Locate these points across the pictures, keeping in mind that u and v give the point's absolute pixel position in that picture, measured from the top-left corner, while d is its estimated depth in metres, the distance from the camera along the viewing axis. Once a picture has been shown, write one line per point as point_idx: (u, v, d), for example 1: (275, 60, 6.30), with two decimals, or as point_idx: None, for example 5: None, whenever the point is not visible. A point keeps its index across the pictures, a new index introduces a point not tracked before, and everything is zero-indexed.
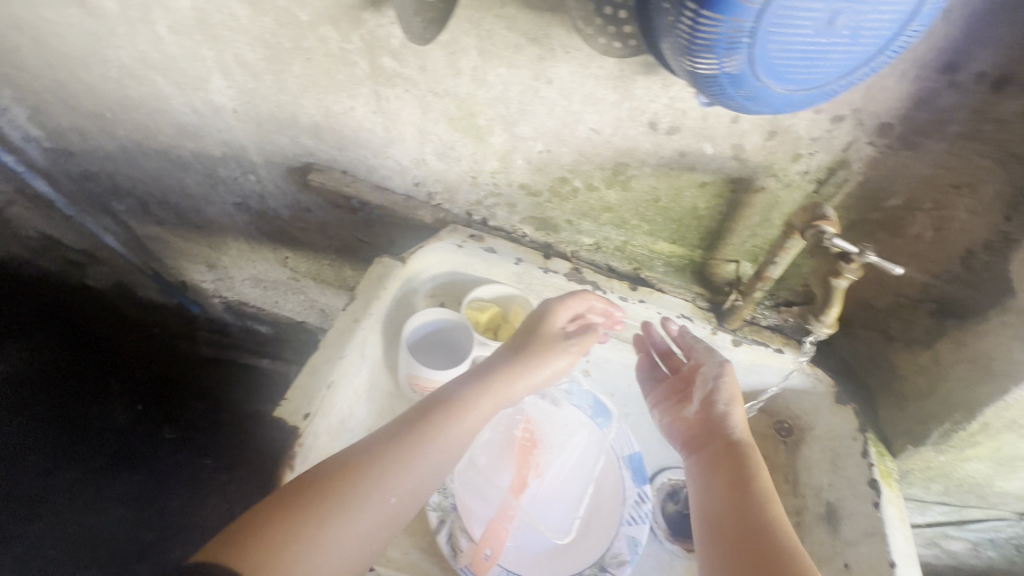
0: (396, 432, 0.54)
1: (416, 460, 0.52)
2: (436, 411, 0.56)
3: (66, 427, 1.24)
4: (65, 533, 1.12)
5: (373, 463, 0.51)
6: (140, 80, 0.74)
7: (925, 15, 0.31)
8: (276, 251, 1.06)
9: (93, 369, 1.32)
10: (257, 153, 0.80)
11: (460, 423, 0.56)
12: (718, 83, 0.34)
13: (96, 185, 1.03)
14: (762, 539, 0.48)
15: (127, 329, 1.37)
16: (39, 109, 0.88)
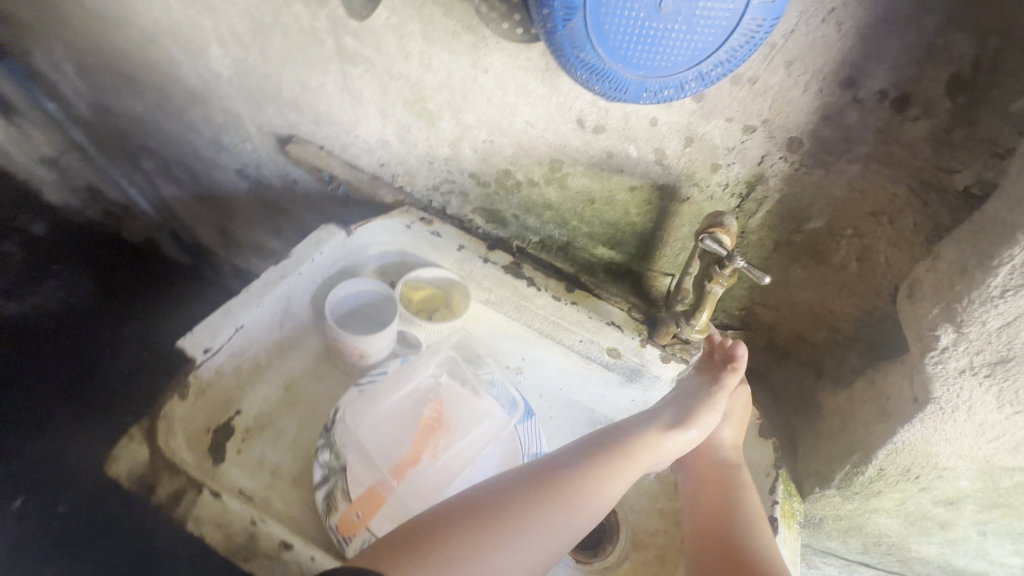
0: (519, 495, 0.51)
1: (531, 528, 0.50)
2: (565, 481, 0.52)
3: (76, 360, 1.30)
4: (53, 460, 1.16)
5: (489, 528, 0.49)
6: (157, 45, 0.83)
7: (759, 11, 0.35)
8: (272, 221, 1.12)
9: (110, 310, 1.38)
10: (251, 122, 0.87)
11: (585, 494, 0.52)
12: (579, 65, 0.41)
13: (126, 141, 1.14)
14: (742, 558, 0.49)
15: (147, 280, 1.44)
16: (82, 66, 0.99)
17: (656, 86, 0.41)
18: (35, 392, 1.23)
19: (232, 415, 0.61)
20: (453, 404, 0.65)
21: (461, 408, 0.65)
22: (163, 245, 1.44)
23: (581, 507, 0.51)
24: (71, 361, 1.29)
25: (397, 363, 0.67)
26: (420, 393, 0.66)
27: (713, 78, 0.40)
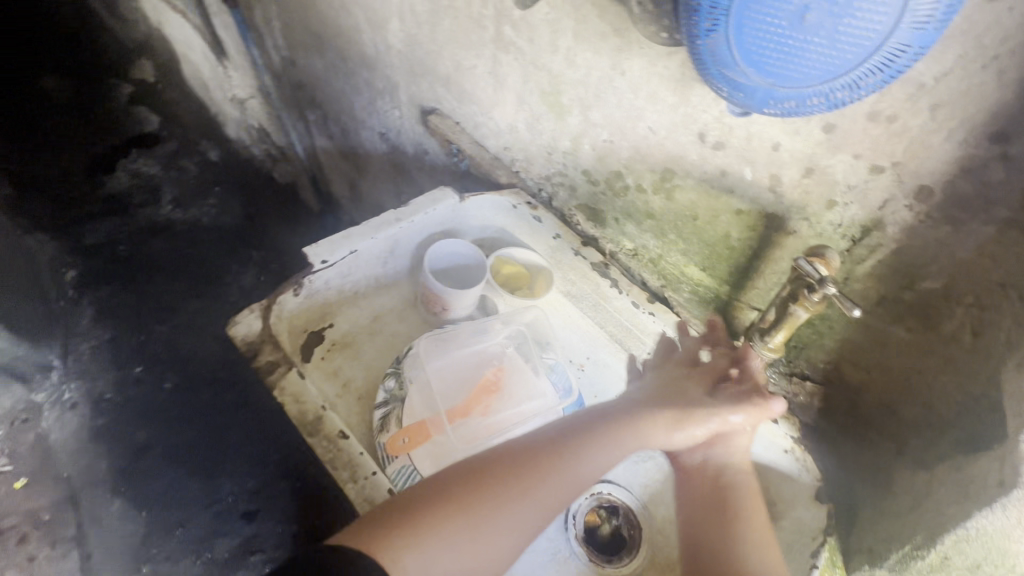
0: (498, 471, 0.52)
1: (519, 499, 0.51)
2: (545, 470, 0.53)
3: (210, 268, 1.53)
4: (175, 341, 1.40)
5: (473, 515, 0.49)
6: (350, 15, 0.97)
7: (907, 36, 0.36)
8: (396, 184, 1.25)
9: (247, 235, 1.61)
10: (404, 92, 0.99)
11: (567, 483, 0.53)
12: (708, 67, 0.44)
13: (301, 93, 1.33)
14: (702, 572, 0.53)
15: (283, 218, 1.68)
16: (286, 24, 1.18)
17: (782, 97, 0.44)
18: (175, 284, 1.48)
19: (325, 326, 0.69)
20: (512, 374, 0.69)
21: (519, 380, 0.69)
22: (303, 190, 1.67)
23: (562, 496, 0.53)
24: (207, 268, 1.53)
25: (472, 323, 0.72)
26: (485, 355, 0.70)
27: (840, 100, 0.42)
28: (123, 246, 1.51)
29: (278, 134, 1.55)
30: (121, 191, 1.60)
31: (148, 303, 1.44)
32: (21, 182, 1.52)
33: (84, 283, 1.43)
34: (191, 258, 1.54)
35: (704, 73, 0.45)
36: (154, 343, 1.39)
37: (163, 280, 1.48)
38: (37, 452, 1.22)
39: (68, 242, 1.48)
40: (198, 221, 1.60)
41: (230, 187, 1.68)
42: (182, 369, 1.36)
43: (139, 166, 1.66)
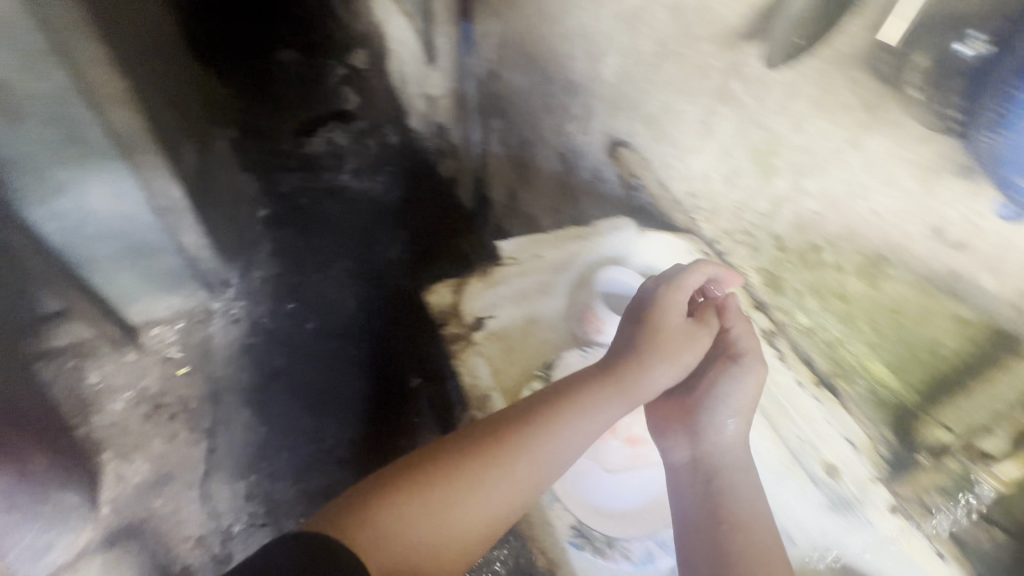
0: (457, 463, 0.75)
1: (476, 482, 0.75)
2: (486, 469, 0.75)
3: (364, 234, 1.67)
4: (327, 290, 1.61)
5: (429, 501, 0.72)
6: (570, 43, 1.05)
7: None
8: (556, 203, 1.31)
9: (402, 211, 1.67)
10: (599, 121, 1.04)
11: (500, 485, 0.75)
12: (999, 169, 0.51)
13: (490, 103, 1.44)
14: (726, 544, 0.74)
15: (439, 200, 1.66)
16: (503, 42, 1.30)
17: None
18: (334, 240, 1.66)
19: None
20: None
21: None
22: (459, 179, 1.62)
23: (497, 492, 0.75)
24: (361, 232, 1.66)
25: None
26: None
27: None
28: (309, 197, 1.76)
29: (445, 123, 1.58)
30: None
31: (312, 251, 1.65)
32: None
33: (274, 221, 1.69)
34: (350, 220, 1.67)
35: (993, 171, 0.51)
36: (311, 288, 1.61)
37: (325, 232, 1.66)
38: (195, 353, 1.52)
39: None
40: (365, 186, 1.70)
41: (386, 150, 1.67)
42: (327, 315, 1.59)
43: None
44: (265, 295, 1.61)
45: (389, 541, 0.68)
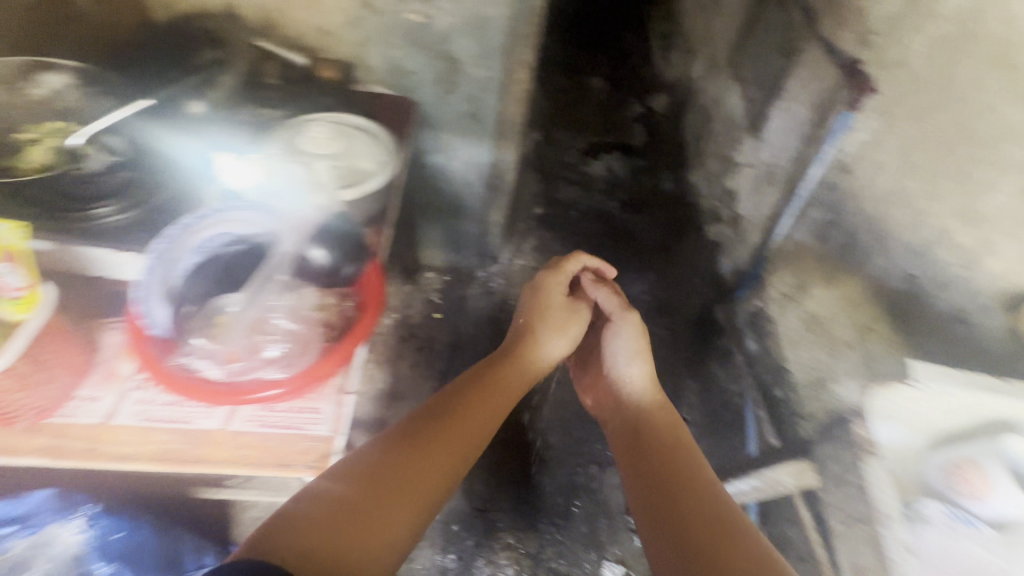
0: (365, 469, 0.73)
1: (416, 465, 0.75)
2: (395, 464, 0.74)
3: (631, 277, 2.05)
4: None
5: (353, 501, 0.68)
6: (997, 170, 1.02)
7: None
8: (870, 316, 1.27)
9: (669, 277, 2.03)
10: (1003, 265, 1.07)
11: (423, 456, 0.76)
12: None
13: (827, 193, 1.43)
14: (672, 499, 0.83)
15: (708, 285, 1.97)
16: (877, 140, 1.26)
17: None
18: (609, 273, 2.06)
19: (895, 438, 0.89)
20: None
21: None
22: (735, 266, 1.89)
23: (427, 463, 0.76)
24: (629, 275, 2.05)
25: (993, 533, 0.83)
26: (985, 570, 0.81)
27: None
28: (571, 232, 2.18)
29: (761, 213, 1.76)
30: (598, 206, 2.28)
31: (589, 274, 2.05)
32: (547, 173, 2.37)
33: (538, 240, 2.11)
34: (626, 268, 2.08)
35: None
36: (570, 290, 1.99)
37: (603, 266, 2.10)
38: (451, 304, 1.88)
39: (550, 213, 2.22)
40: (649, 249, 2.13)
41: (686, 244, 2.13)
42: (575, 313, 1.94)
43: (615, 197, 2.33)
44: (517, 281, 1.96)
45: (392, 499, 0.70)
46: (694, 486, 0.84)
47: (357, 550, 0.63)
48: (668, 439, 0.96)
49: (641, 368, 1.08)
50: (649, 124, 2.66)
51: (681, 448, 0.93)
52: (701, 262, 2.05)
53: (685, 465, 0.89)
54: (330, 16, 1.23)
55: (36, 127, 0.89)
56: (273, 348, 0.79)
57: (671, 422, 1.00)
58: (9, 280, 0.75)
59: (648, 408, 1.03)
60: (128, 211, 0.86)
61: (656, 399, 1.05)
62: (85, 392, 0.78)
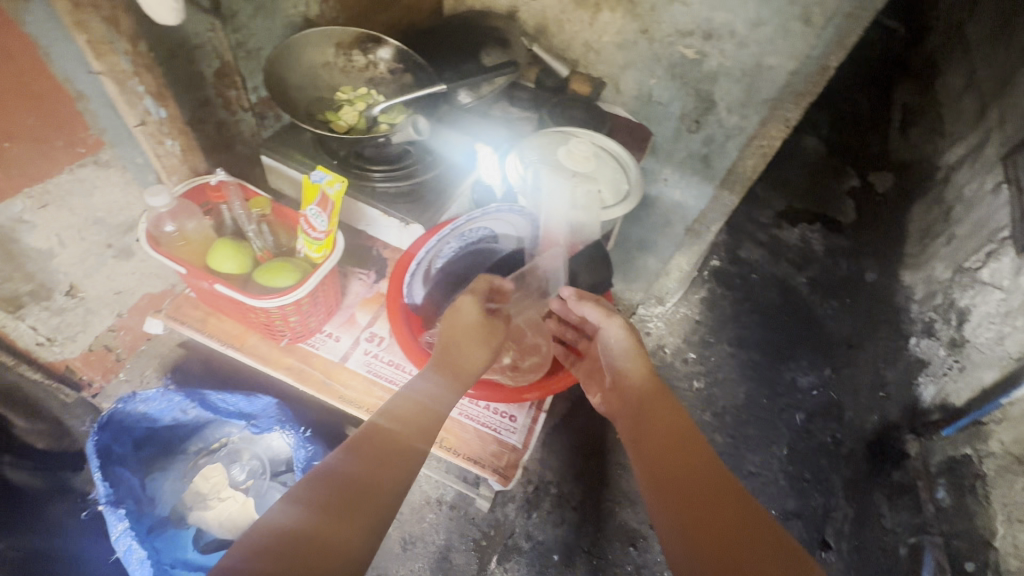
0: (349, 465, 0.57)
1: (397, 443, 0.61)
2: (366, 448, 0.59)
3: (801, 367, 1.79)
4: (739, 370, 1.76)
5: (318, 498, 0.53)
6: None
7: None
8: None
9: (848, 383, 1.76)
10: None
11: (398, 433, 0.62)
12: None
13: None
14: (718, 530, 0.56)
15: (894, 409, 1.69)
16: None
17: None
18: (777, 355, 1.80)
19: None
20: None
21: None
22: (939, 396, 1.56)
23: (409, 441, 0.62)
24: (799, 365, 1.79)
25: None
26: None
27: None
28: (744, 297, 1.91)
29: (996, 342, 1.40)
30: (783, 276, 1.99)
31: (753, 348, 1.80)
32: (729, 222, 2.11)
33: (705, 293, 1.90)
34: (797, 355, 1.81)
35: None
36: (728, 359, 1.77)
37: (774, 343, 1.83)
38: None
39: (725, 269, 1.97)
40: (830, 343, 1.84)
41: (874, 347, 1.83)
42: (729, 386, 1.72)
43: (805, 271, 2.02)
44: (675, 329, 1.81)
45: (377, 489, 0.56)
46: (700, 476, 0.61)
47: (329, 543, 0.50)
48: (670, 427, 0.69)
49: (636, 365, 0.74)
50: (856, 190, 2.28)
51: (674, 426, 0.68)
52: (889, 377, 1.76)
53: (684, 453, 0.65)
54: (602, 36, 1.26)
55: (347, 90, 1.00)
56: (511, 355, 0.81)
57: (658, 403, 0.71)
58: (316, 222, 0.77)
59: (656, 394, 0.72)
60: (398, 182, 0.94)
61: (645, 384, 0.73)
62: (330, 330, 0.87)
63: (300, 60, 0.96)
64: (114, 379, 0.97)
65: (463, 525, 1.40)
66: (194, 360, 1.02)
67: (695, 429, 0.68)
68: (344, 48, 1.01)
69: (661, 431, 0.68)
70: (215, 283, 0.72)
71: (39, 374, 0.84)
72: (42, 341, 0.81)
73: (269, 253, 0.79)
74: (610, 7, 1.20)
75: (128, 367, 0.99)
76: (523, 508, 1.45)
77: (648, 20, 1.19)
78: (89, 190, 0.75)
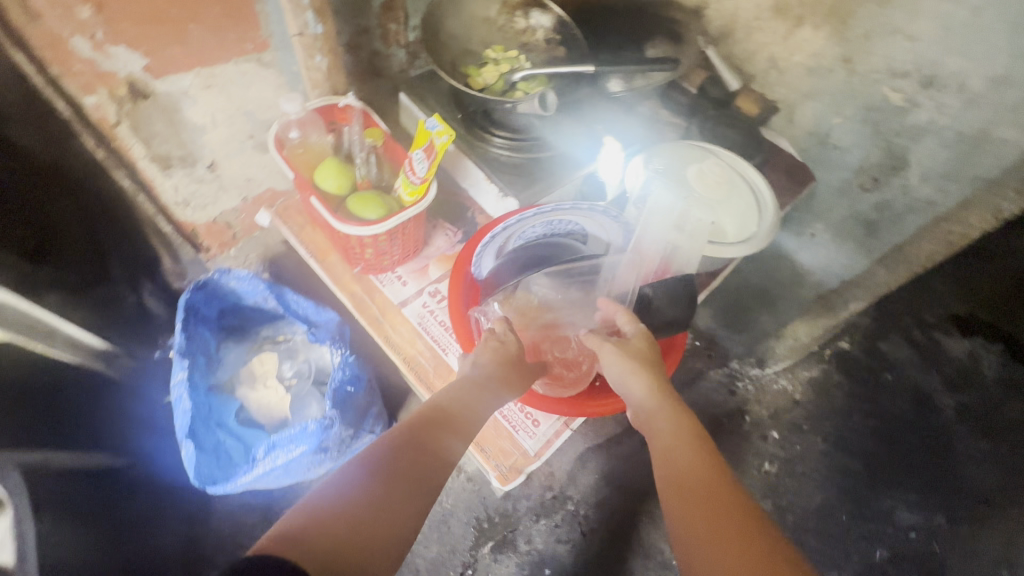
0: (406, 453, 0.60)
1: (447, 439, 0.64)
2: (419, 434, 0.63)
3: (911, 502, 1.47)
4: (831, 473, 1.49)
5: (381, 476, 0.58)
6: None
7: None
8: None
9: (964, 543, 1.43)
10: None
11: (448, 424, 0.65)
12: None
13: None
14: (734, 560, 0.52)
15: None
16: None
17: None
18: (883, 476, 1.50)
19: None
20: None
21: None
22: None
23: (456, 431, 0.65)
24: (910, 499, 1.47)
25: None
26: None
27: None
28: (864, 397, 1.59)
29: None
30: (925, 390, 1.62)
31: (859, 457, 1.51)
32: (885, 305, 1.74)
33: (819, 374, 1.60)
34: (912, 486, 1.49)
35: None
36: (822, 457, 1.51)
37: (886, 461, 1.52)
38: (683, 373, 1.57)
39: (853, 357, 1.64)
40: (963, 490, 1.49)
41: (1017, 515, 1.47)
42: (813, 486, 1.47)
43: (958, 393, 1.63)
44: (767, 400, 1.53)
45: (425, 482, 0.60)
46: (715, 498, 0.56)
47: (388, 526, 0.55)
48: (678, 439, 0.63)
49: (637, 384, 0.66)
50: None
51: (687, 441, 0.63)
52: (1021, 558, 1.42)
53: (697, 471, 0.59)
54: (793, 54, 1.09)
55: (498, 50, 0.99)
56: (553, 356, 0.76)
57: (665, 416, 0.64)
58: (417, 166, 0.78)
59: (661, 408, 0.65)
60: (512, 153, 0.93)
61: (650, 400, 0.66)
62: (400, 273, 0.90)
63: (462, 10, 0.97)
64: (227, 253, 1.09)
65: (473, 500, 1.41)
66: (290, 260, 1.13)
67: (709, 440, 0.63)
68: (508, 7, 0.99)
69: (667, 453, 0.62)
70: (311, 195, 0.77)
71: (170, 228, 0.97)
72: (178, 202, 0.93)
73: (368, 183, 0.82)
74: (814, 23, 1.03)
75: (240, 246, 1.10)
76: (534, 512, 1.41)
77: (856, 48, 1.00)
78: (246, 83, 0.83)
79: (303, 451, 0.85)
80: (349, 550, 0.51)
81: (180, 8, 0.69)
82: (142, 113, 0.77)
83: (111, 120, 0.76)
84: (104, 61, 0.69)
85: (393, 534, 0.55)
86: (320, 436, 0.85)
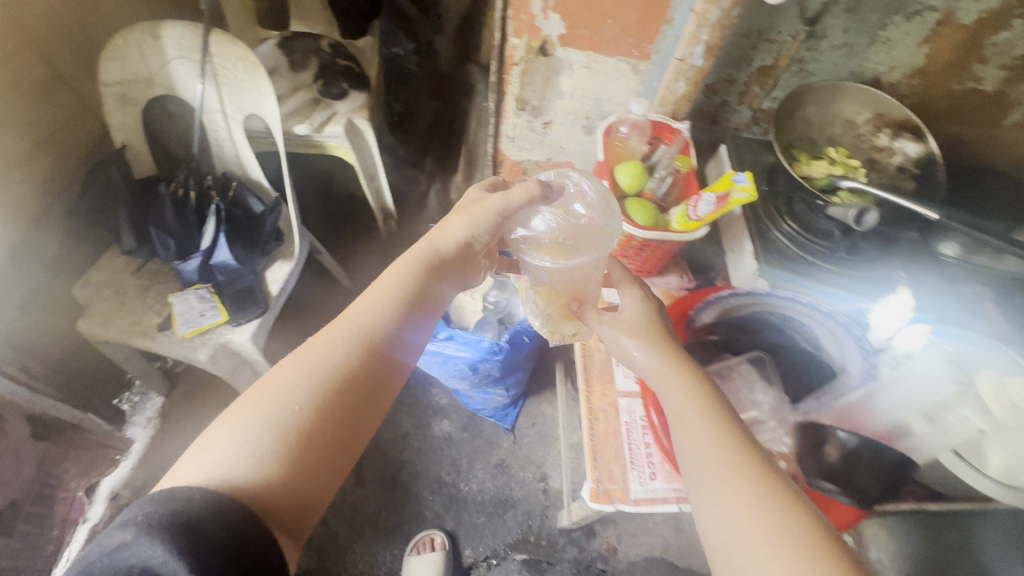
0: (352, 377, 0.58)
1: (388, 356, 0.62)
2: (363, 341, 0.61)
3: None
4: None
5: (315, 404, 0.54)
6: None
7: None
8: None
9: None
10: None
11: (390, 334, 0.63)
12: None
13: None
14: (789, 531, 0.47)
15: None
16: None
17: None
18: None
19: None
20: None
21: None
22: None
23: (401, 344, 0.63)
24: None
25: None
26: None
27: None
28: None
29: None
30: None
31: None
32: None
33: None
34: None
35: None
36: None
37: None
38: None
39: None
40: None
41: None
42: None
43: None
44: None
45: (364, 401, 0.58)
46: (749, 466, 0.53)
47: (328, 454, 0.53)
48: (689, 404, 0.59)
49: (661, 355, 0.65)
50: None
51: (697, 395, 0.60)
52: None
53: (723, 433, 0.56)
54: None
55: (841, 153, 0.96)
56: (543, 218, 0.76)
57: (684, 380, 0.62)
58: (701, 206, 0.82)
59: (672, 370, 0.63)
60: (792, 244, 0.90)
61: (668, 363, 0.64)
62: None
63: (833, 104, 0.97)
64: None
65: (534, 511, 1.44)
66: None
67: (716, 396, 0.60)
68: (881, 121, 0.96)
69: (689, 425, 0.58)
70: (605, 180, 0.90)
71: (490, 150, 1.21)
72: (509, 136, 1.16)
73: (651, 197, 0.91)
74: None
75: None
76: (577, 566, 1.37)
77: None
78: (613, 78, 0.99)
79: (465, 355, 1.02)
80: (289, 488, 0.50)
81: (612, 6, 0.86)
82: (535, 65, 0.98)
83: (516, 60, 0.97)
84: (542, 20, 0.89)
85: (328, 465, 0.53)
86: (484, 354, 1.01)
